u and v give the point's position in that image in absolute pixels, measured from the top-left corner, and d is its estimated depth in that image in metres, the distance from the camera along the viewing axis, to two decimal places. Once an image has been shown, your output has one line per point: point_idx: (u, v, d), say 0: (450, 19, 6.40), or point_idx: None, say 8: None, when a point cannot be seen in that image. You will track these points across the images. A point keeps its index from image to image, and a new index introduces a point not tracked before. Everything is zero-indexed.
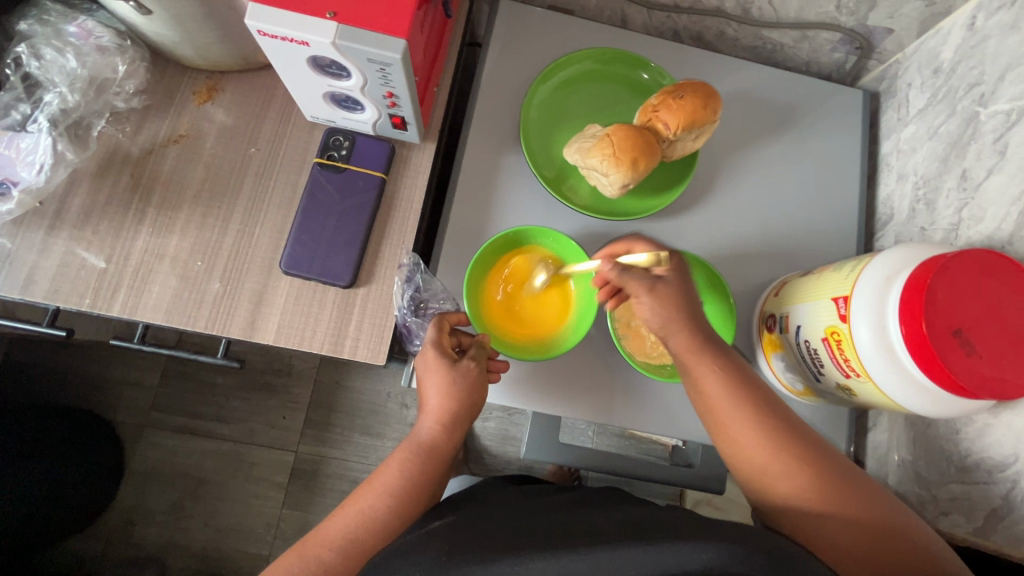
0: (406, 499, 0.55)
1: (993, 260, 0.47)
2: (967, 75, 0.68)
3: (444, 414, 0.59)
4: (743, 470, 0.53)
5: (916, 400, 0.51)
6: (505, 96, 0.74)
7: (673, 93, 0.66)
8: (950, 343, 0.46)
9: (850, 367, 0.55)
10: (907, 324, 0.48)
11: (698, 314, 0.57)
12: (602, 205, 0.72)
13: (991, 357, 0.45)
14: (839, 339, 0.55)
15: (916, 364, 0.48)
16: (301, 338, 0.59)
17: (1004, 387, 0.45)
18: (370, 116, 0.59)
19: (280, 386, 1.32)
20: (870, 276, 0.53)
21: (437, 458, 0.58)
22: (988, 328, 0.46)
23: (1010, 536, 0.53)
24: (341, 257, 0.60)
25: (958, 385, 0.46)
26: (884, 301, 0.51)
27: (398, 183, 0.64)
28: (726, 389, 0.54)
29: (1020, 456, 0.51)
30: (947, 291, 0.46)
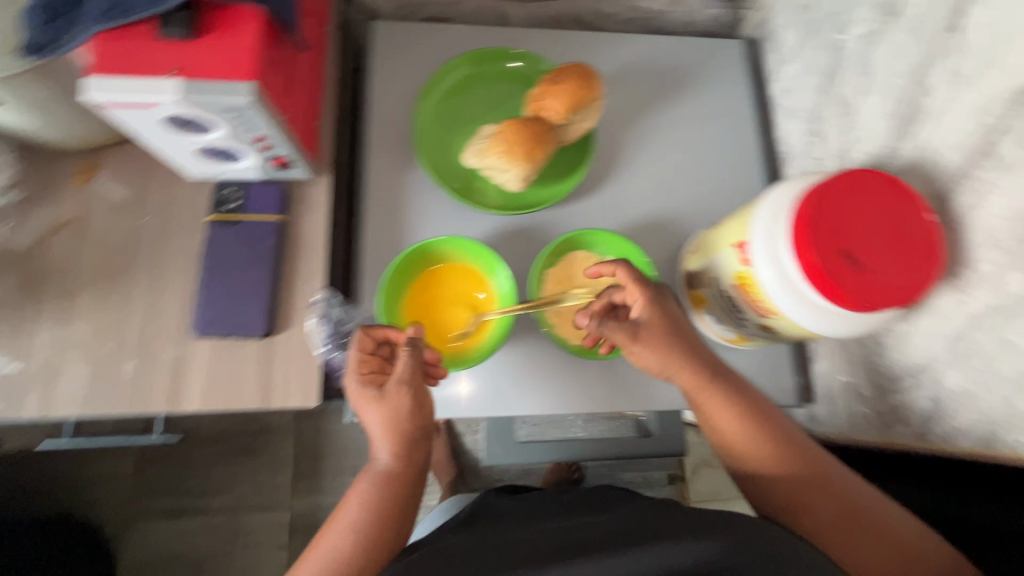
0: (372, 532, 0.53)
1: (863, 178, 0.49)
2: (825, 7, 0.71)
3: (395, 443, 0.55)
4: (772, 504, 0.53)
5: (826, 325, 0.52)
6: (395, 114, 0.74)
7: (552, 79, 0.67)
8: (838, 263, 0.47)
9: (764, 308, 0.56)
10: (800, 254, 0.49)
11: (692, 344, 0.57)
12: (512, 201, 0.73)
13: (879, 264, 0.47)
14: (748, 283, 0.56)
15: (817, 291, 0.49)
16: (228, 398, 0.57)
17: (897, 294, 0.47)
18: (251, 163, 0.58)
19: (262, 446, 1.29)
20: (760, 217, 0.55)
21: (396, 483, 0.55)
22: (871, 238, 0.47)
23: (943, 434, 0.54)
24: (253, 308, 0.59)
25: (856, 300, 0.47)
26: (777, 238, 0.52)
27: (299, 223, 0.63)
28: (746, 428, 0.55)
29: (937, 356, 0.55)
30: (825, 215, 0.48)
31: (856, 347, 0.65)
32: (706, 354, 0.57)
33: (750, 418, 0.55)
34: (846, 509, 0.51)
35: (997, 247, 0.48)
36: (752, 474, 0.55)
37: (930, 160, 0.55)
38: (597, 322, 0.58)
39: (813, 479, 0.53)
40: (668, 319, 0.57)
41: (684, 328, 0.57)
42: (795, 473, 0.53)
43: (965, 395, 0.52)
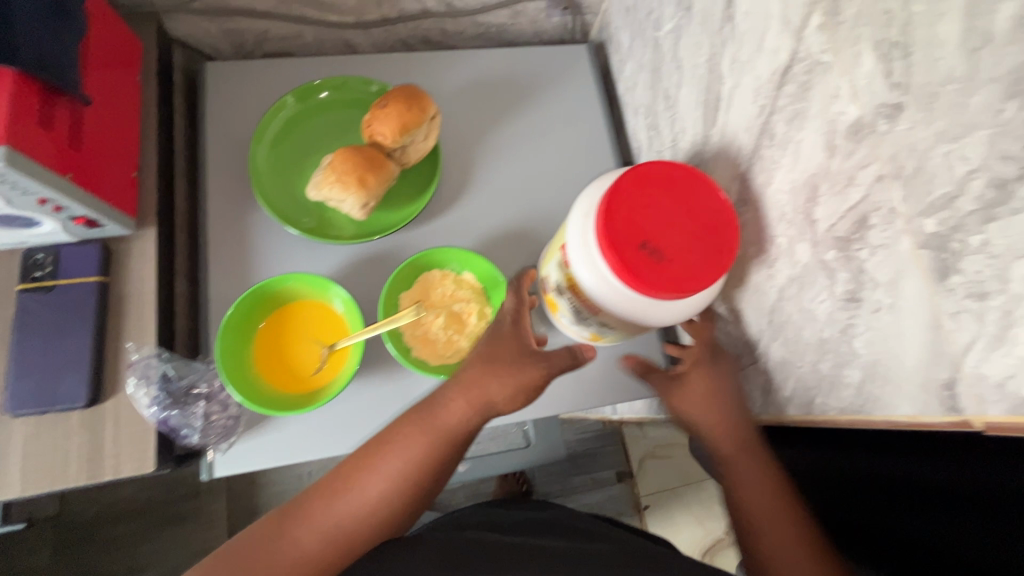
0: (394, 491, 0.56)
1: (654, 170, 0.51)
2: (643, 6, 0.73)
3: (478, 399, 0.58)
4: (738, 517, 0.57)
5: (647, 316, 0.52)
6: (232, 155, 0.72)
7: (380, 104, 0.67)
8: (640, 256, 0.48)
9: (592, 309, 0.55)
10: (605, 253, 0.49)
11: (730, 401, 0.59)
12: (363, 228, 0.72)
13: (677, 255, 0.48)
14: (574, 285, 0.54)
15: (630, 286, 0.49)
16: (53, 477, 0.54)
17: (695, 279, 0.48)
18: (51, 226, 0.55)
19: (195, 510, 1.39)
20: (576, 217, 0.54)
21: (436, 469, 0.58)
22: (670, 232, 0.49)
23: (779, 405, 0.56)
24: (72, 378, 0.56)
25: (661, 290, 0.48)
26: (587, 238, 0.52)
27: (124, 281, 0.60)
28: (734, 444, 0.58)
29: (763, 331, 0.56)
30: (623, 211, 0.49)
31: None
32: (730, 394, 0.59)
33: (738, 437, 0.58)
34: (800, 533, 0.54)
35: (786, 221, 0.50)
36: (738, 484, 0.57)
37: (732, 144, 0.58)
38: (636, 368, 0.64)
39: (779, 508, 0.55)
40: (724, 392, 0.59)
41: (728, 389, 0.59)
42: (766, 495, 0.56)
43: (786, 365, 0.53)
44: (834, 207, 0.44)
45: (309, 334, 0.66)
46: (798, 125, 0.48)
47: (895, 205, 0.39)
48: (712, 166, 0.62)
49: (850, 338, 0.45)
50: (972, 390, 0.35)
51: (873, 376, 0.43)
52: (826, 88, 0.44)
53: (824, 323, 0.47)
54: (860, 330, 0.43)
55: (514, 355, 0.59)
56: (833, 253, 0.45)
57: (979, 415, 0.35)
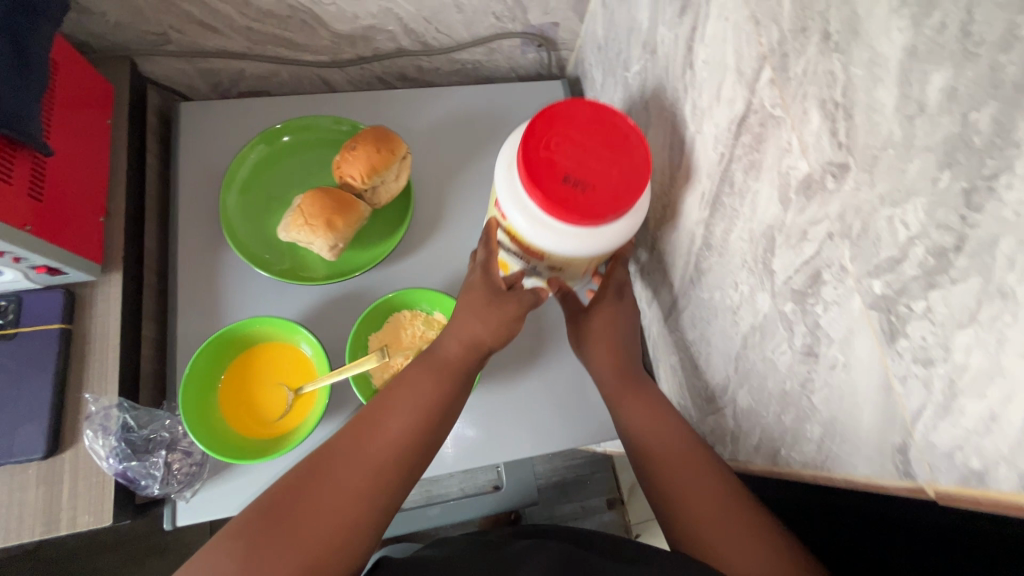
0: (421, 427, 0.55)
1: (564, 106, 0.53)
2: (613, 47, 0.74)
3: (469, 338, 0.60)
4: (663, 502, 0.56)
5: (584, 247, 0.54)
6: (205, 196, 0.72)
7: (349, 146, 0.67)
8: (565, 189, 0.50)
9: (534, 253, 0.56)
10: (531, 192, 0.51)
11: (629, 350, 0.65)
12: (335, 268, 0.72)
13: (598, 180, 0.50)
14: (515, 235, 0.56)
15: (560, 219, 0.51)
16: (8, 531, 0.53)
17: (620, 198, 0.50)
18: (12, 275, 0.55)
19: (174, 543, 1.37)
20: (500, 171, 0.56)
21: (445, 402, 0.57)
22: (586, 158, 0.51)
23: (746, 452, 0.55)
24: (30, 428, 0.55)
25: (592, 215, 0.50)
26: (514, 184, 0.54)
27: (88, 327, 0.60)
28: (645, 415, 0.61)
29: (729, 375, 0.56)
30: (541, 151, 0.51)
31: (681, 369, 0.66)
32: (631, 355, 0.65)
33: (650, 408, 0.61)
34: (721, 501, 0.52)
35: (748, 269, 0.50)
36: (659, 468, 0.57)
37: (696, 189, 0.58)
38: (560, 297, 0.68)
39: (690, 474, 0.55)
40: (612, 331, 0.65)
41: (627, 341, 0.65)
42: (681, 461, 0.56)
43: (752, 413, 0.53)
44: (790, 259, 0.44)
45: (276, 379, 0.65)
46: (755, 175, 0.48)
47: (845, 263, 0.38)
48: (679, 207, 0.62)
49: (809, 392, 0.44)
50: (923, 456, 0.34)
51: (832, 432, 0.42)
52: (778, 142, 0.44)
53: (786, 374, 0.47)
54: (818, 386, 0.43)
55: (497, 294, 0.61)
56: (791, 305, 0.45)
57: (932, 482, 0.34)
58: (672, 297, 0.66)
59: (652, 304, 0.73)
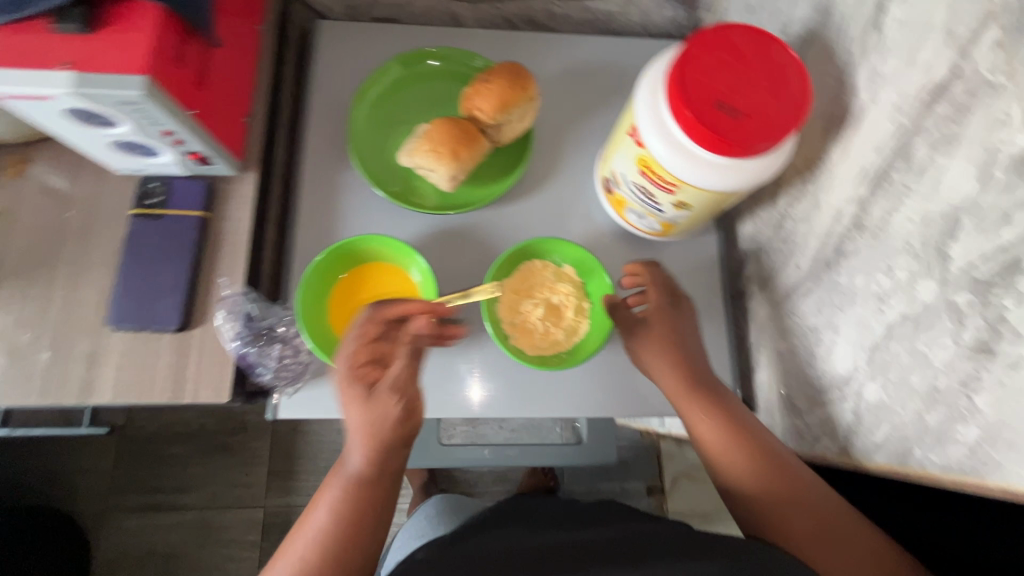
0: (330, 545, 0.52)
1: (723, 33, 0.52)
2: (770, 6, 0.69)
3: (370, 446, 0.53)
4: (750, 514, 0.56)
5: (724, 180, 0.54)
6: (332, 113, 0.74)
7: (482, 78, 0.67)
8: (719, 116, 0.50)
9: (669, 184, 0.57)
10: (679, 116, 0.51)
11: (688, 353, 0.62)
12: (447, 201, 0.72)
13: (752, 111, 0.50)
14: (649, 164, 0.57)
15: (706, 147, 0.51)
16: (138, 390, 0.57)
17: (774, 131, 0.50)
18: (168, 158, 0.58)
19: (237, 445, 1.51)
20: (641, 95, 0.56)
21: (375, 488, 0.55)
22: (740, 88, 0.50)
23: (863, 450, 0.52)
24: (167, 302, 0.59)
25: (743, 145, 0.50)
26: (659, 108, 0.54)
27: (222, 219, 0.63)
28: (724, 435, 0.58)
29: (858, 366, 0.52)
30: (697, 75, 0.50)
31: (791, 356, 0.63)
32: (692, 367, 0.62)
33: (728, 426, 0.59)
34: (820, 516, 0.54)
35: (911, 254, 0.46)
36: (730, 480, 0.58)
37: (856, 163, 0.53)
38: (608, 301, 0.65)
39: (780, 480, 0.56)
40: (671, 330, 0.63)
41: (687, 344, 0.63)
42: (765, 475, 0.56)
43: (881, 408, 0.49)
44: (977, 246, 0.40)
45: (388, 297, 0.67)
46: (946, 151, 0.43)
47: None
48: (825, 183, 0.58)
49: (970, 392, 0.40)
50: None
51: (993, 437, 0.39)
52: (991, 112, 0.39)
53: (941, 371, 0.43)
54: (986, 386, 0.39)
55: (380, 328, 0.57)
56: (966, 295, 0.41)
57: None
58: (794, 279, 0.63)
59: (765, 286, 0.69)
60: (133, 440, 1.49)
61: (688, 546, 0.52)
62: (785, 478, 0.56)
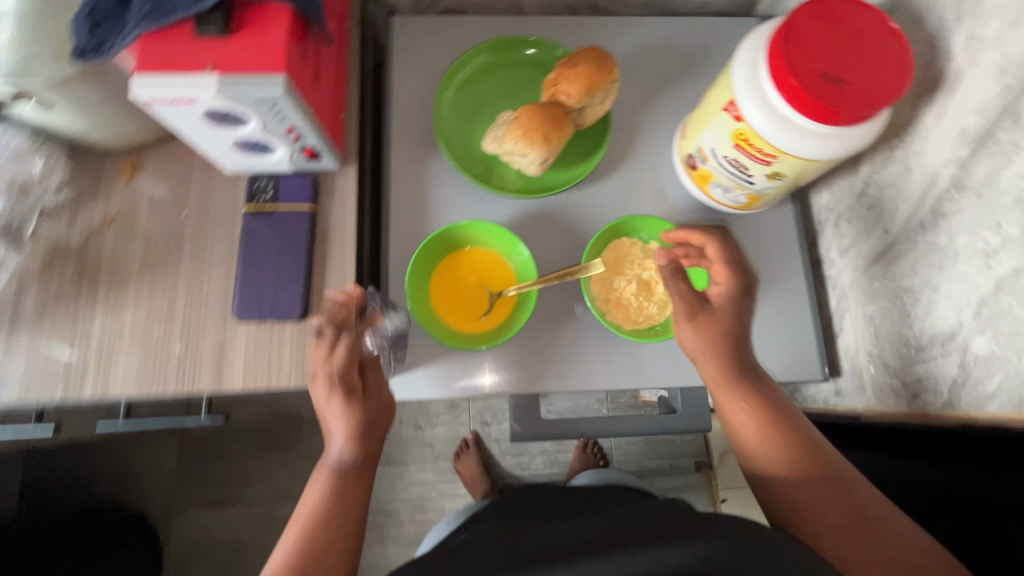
0: (325, 531, 0.54)
1: (823, 6, 0.53)
2: None
3: (347, 438, 0.55)
4: (766, 493, 0.56)
5: (824, 149, 0.56)
6: (414, 106, 0.76)
7: (567, 63, 0.69)
8: (825, 86, 0.52)
9: (766, 155, 0.59)
10: (785, 88, 0.53)
11: (737, 338, 0.59)
12: (531, 185, 0.75)
13: (858, 79, 0.52)
14: (746, 137, 0.59)
15: (810, 117, 0.53)
16: (267, 378, 0.61)
17: (881, 97, 0.51)
18: (283, 154, 0.61)
19: (296, 438, 1.56)
20: (737, 72, 0.58)
21: (357, 472, 0.57)
22: (844, 58, 0.52)
23: (972, 401, 0.54)
24: (287, 293, 0.62)
25: (851, 113, 0.52)
26: (759, 82, 0.56)
27: (328, 212, 0.66)
28: (757, 422, 0.57)
29: (964, 321, 0.54)
30: (801, 48, 0.52)
31: (882, 319, 0.65)
32: (738, 353, 0.59)
33: (762, 414, 0.57)
34: (846, 509, 0.52)
35: (1023, 208, 0.48)
36: (747, 458, 0.58)
37: (954, 125, 0.55)
38: (670, 266, 0.61)
39: (805, 463, 0.55)
40: (733, 310, 0.60)
41: (736, 329, 0.60)
42: (791, 460, 0.55)
43: (993, 358, 0.51)
44: None
45: (488, 280, 0.70)
46: None
47: None
48: (918, 148, 0.59)
49: None
50: None
51: None
52: None
53: None
54: None
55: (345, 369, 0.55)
56: None
57: None
58: (883, 244, 0.65)
59: (847, 252, 0.71)
60: (196, 438, 1.54)
61: (676, 524, 0.48)
62: (812, 464, 0.55)
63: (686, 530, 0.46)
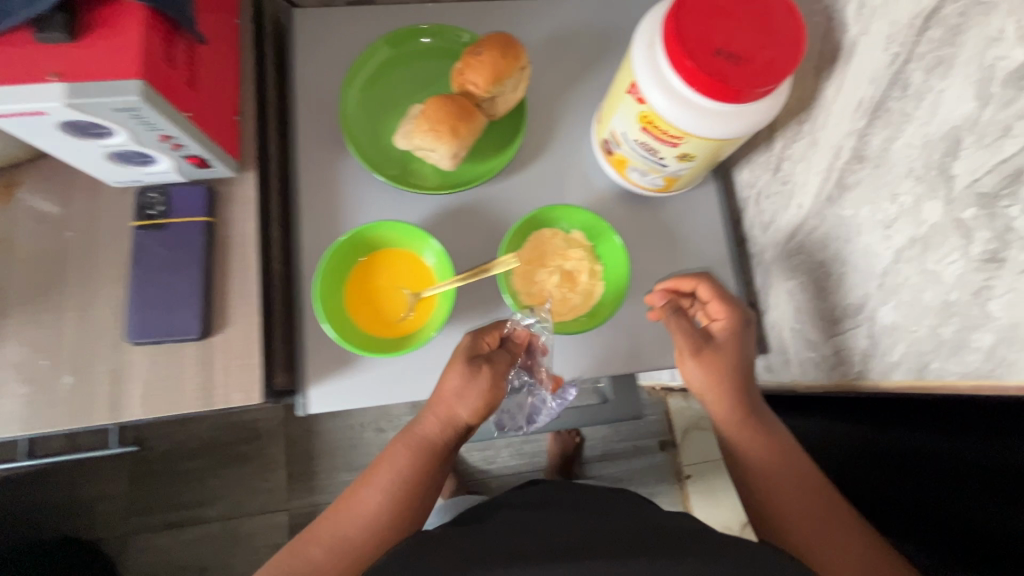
0: (400, 502, 0.58)
1: None
2: None
3: (450, 415, 0.59)
4: (769, 518, 0.58)
5: (726, 127, 0.55)
6: (319, 102, 0.72)
7: (472, 51, 0.66)
8: (719, 63, 0.51)
9: (672, 137, 0.58)
10: (680, 67, 0.52)
11: (746, 381, 0.61)
12: (449, 179, 0.73)
13: (752, 54, 0.50)
14: (651, 119, 0.57)
15: (708, 95, 0.52)
16: (169, 404, 0.57)
17: (776, 72, 0.50)
18: (167, 164, 0.57)
19: (254, 452, 1.51)
20: (637, 53, 0.56)
21: (443, 447, 0.60)
22: (737, 33, 0.51)
23: (881, 371, 0.55)
24: (186, 312, 0.58)
25: (746, 89, 0.50)
26: (657, 63, 0.54)
27: (226, 223, 0.62)
28: (771, 453, 0.60)
29: (869, 292, 0.55)
30: (693, 26, 0.51)
31: (800, 294, 0.65)
32: (749, 389, 0.61)
33: (772, 448, 0.60)
34: (839, 522, 0.56)
35: (915, 177, 0.48)
36: (757, 489, 0.60)
37: (851, 96, 0.54)
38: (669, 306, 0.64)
39: (809, 485, 0.58)
40: (734, 344, 0.62)
41: (745, 369, 0.62)
42: (800, 485, 0.58)
43: (897, 329, 0.52)
44: (980, 160, 0.42)
45: (405, 282, 0.67)
46: (942, 73, 0.44)
47: None
48: (821, 120, 0.59)
49: (984, 300, 0.43)
50: None
51: (1009, 339, 0.41)
52: (985, 31, 0.40)
53: (953, 285, 0.45)
54: (998, 292, 0.42)
55: (473, 364, 0.58)
56: (972, 211, 0.43)
57: None
58: (797, 220, 0.65)
59: (768, 229, 0.71)
60: (147, 460, 1.48)
61: (682, 543, 0.51)
62: (812, 487, 0.58)
63: (694, 550, 0.50)
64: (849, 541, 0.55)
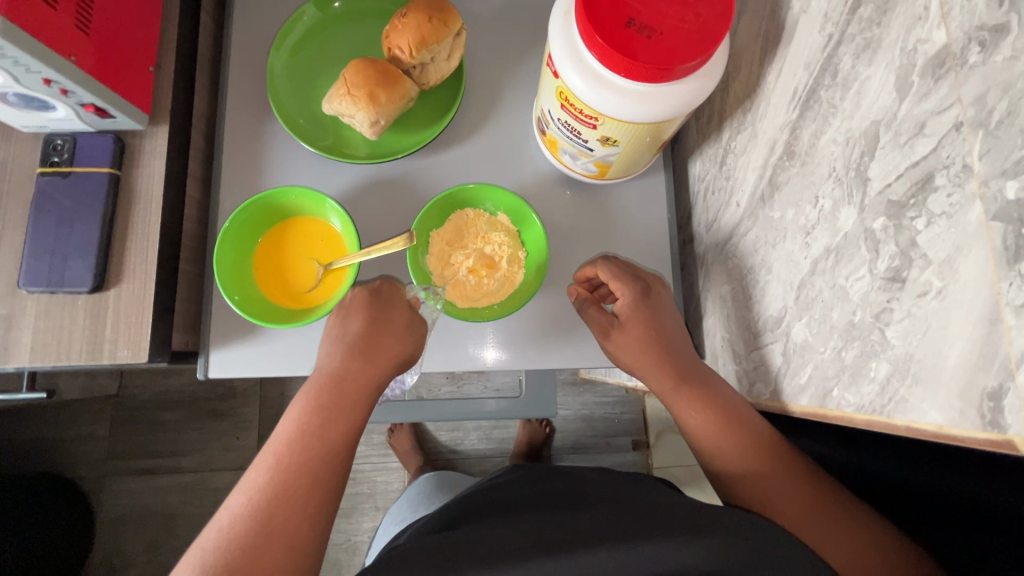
0: (316, 451, 0.51)
1: None
2: None
3: (359, 347, 0.55)
4: (737, 487, 0.54)
5: (641, 110, 0.50)
6: (251, 61, 0.69)
7: (400, 13, 0.62)
8: (627, 35, 0.45)
9: (589, 117, 0.53)
10: (586, 38, 0.47)
11: (670, 342, 0.59)
12: (379, 149, 0.69)
13: (665, 26, 0.45)
14: (568, 97, 0.52)
15: (616, 71, 0.47)
16: (57, 353, 0.57)
17: (689, 48, 0.45)
18: (66, 111, 0.56)
19: (228, 410, 1.47)
20: (555, 21, 0.51)
21: (352, 384, 0.54)
22: (651, 2, 0.45)
23: (789, 392, 0.50)
24: (79, 263, 0.57)
25: (654, 66, 0.45)
26: (570, 33, 0.49)
27: (133, 177, 0.61)
28: (712, 418, 0.55)
29: (788, 305, 0.49)
30: None
31: (731, 300, 0.60)
32: (677, 350, 0.58)
33: (715, 411, 0.55)
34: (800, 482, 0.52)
35: (835, 179, 0.42)
36: (717, 459, 0.56)
37: (788, 84, 0.48)
38: (580, 301, 0.62)
39: (754, 444, 0.54)
40: (644, 314, 0.59)
41: (667, 328, 0.59)
42: (749, 445, 0.54)
43: (806, 348, 0.46)
44: (893, 163, 0.36)
45: (318, 253, 0.65)
46: (867, 59, 0.38)
47: (970, 160, 0.30)
48: (761, 110, 0.53)
49: (883, 325, 0.37)
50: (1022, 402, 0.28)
51: (901, 372, 0.36)
52: (910, 9, 0.34)
53: (858, 305, 0.40)
54: (897, 317, 0.36)
55: (377, 303, 0.57)
56: (882, 221, 0.37)
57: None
58: (734, 221, 0.59)
59: (711, 228, 0.65)
60: (130, 406, 1.45)
61: (655, 521, 0.46)
62: (758, 443, 0.54)
63: (662, 529, 0.44)
64: (825, 496, 0.51)
